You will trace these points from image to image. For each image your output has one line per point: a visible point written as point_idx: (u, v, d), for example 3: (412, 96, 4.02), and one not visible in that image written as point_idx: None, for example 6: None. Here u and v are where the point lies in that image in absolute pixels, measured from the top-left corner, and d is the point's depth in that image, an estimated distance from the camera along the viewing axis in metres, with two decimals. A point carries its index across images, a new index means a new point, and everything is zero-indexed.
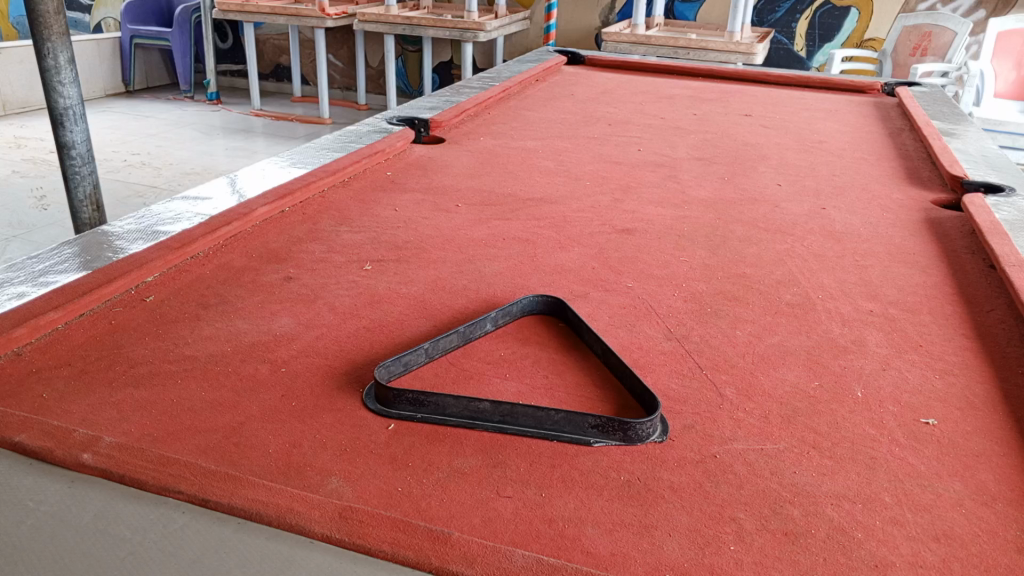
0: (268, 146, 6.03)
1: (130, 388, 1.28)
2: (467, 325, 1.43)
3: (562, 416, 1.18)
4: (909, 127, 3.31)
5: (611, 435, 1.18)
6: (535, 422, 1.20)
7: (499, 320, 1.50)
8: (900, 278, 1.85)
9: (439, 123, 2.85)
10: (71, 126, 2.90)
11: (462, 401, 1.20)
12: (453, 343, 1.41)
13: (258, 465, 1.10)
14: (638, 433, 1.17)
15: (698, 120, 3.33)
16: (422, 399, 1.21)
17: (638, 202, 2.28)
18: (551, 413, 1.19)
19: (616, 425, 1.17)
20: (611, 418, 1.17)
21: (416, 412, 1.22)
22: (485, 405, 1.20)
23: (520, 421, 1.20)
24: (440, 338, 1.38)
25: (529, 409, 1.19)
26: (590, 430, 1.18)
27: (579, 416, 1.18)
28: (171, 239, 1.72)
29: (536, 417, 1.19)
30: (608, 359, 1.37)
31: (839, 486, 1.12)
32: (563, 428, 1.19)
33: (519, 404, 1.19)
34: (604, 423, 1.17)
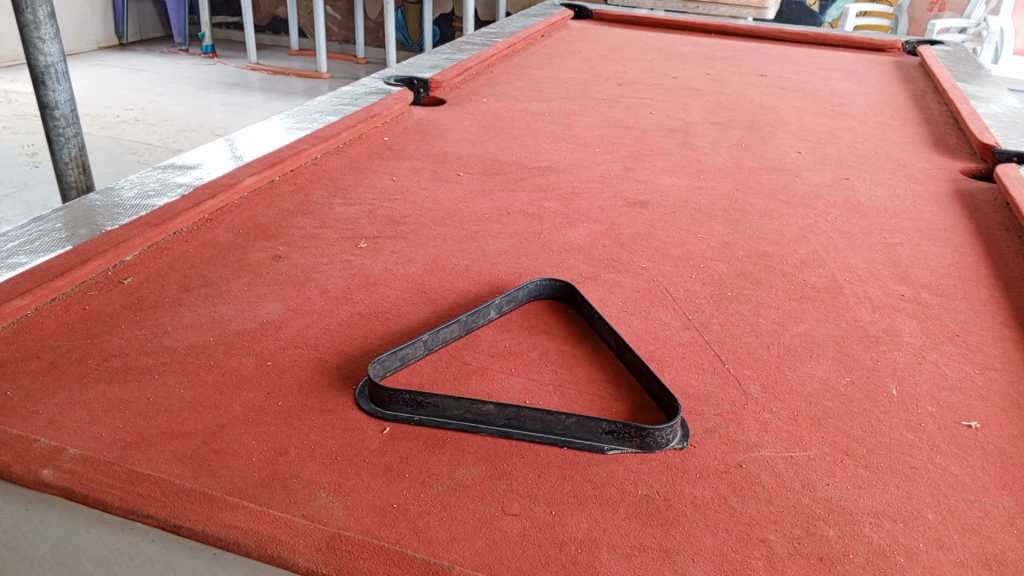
0: (264, 101, 5.83)
1: (102, 384, 1.17)
2: (469, 314, 1.32)
3: (573, 421, 1.07)
4: (933, 89, 3.14)
5: (626, 442, 1.08)
6: (544, 427, 1.09)
7: (504, 307, 1.39)
8: (931, 258, 1.73)
9: (440, 84, 2.70)
10: (53, 86, 2.62)
11: (463, 403, 1.10)
12: (454, 333, 1.31)
13: (239, 477, 1.00)
14: (656, 441, 1.07)
15: (712, 80, 3.17)
16: (420, 400, 1.11)
17: (651, 171, 2.14)
18: (561, 418, 1.08)
19: (633, 432, 1.07)
20: (627, 424, 1.06)
21: (414, 414, 1.12)
22: (488, 407, 1.09)
23: (527, 425, 1.09)
24: (439, 329, 1.27)
25: (536, 413, 1.08)
26: (604, 436, 1.08)
27: (591, 421, 1.07)
28: (151, 214, 1.60)
29: (544, 421, 1.09)
30: (622, 353, 1.27)
31: (877, 501, 1.02)
32: (575, 434, 1.09)
33: (526, 407, 1.08)
34: (619, 429, 1.06)
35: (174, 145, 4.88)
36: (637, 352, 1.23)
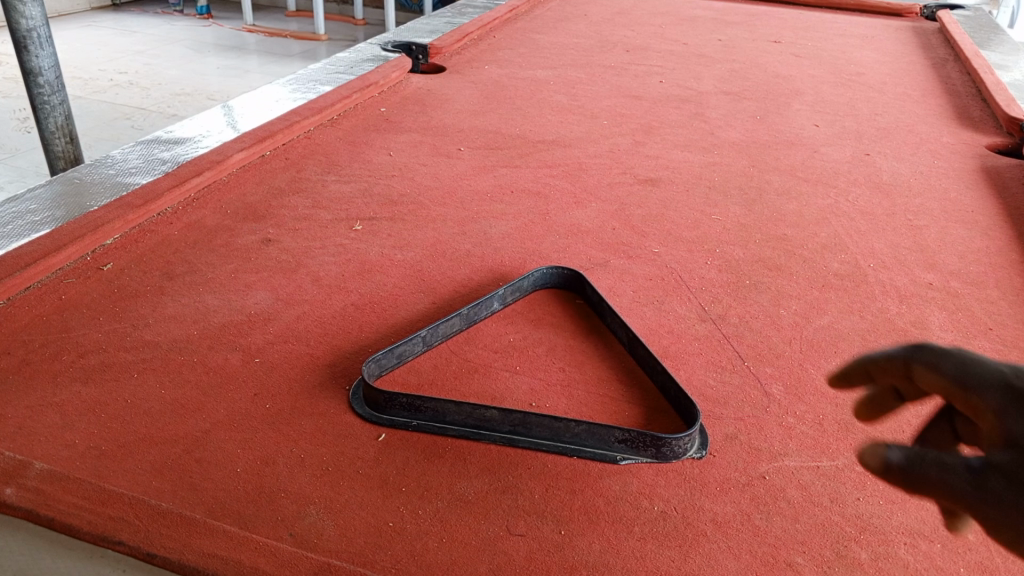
0: (259, 64, 5.64)
1: (76, 384, 1.09)
2: (471, 306, 1.23)
3: (583, 428, 0.99)
4: (954, 56, 3.01)
5: (641, 452, 1.00)
6: (552, 434, 1.01)
7: (508, 298, 1.30)
8: (959, 242, 1.63)
9: (439, 50, 2.57)
10: (37, 52, 2.41)
11: (465, 408, 1.01)
12: (454, 327, 1.22)
13: (222, 491, 0.93)
14: (673, 450, 0.99)
15: (724, 47, 3.03)
16: (418, 404, 1.02)
17: (662, 145, 2.04)
18: (571, 425, 1.00)
19: (648, 441, 0.99)
20: (643, 432, 0.98)
21: (411, 418, 1.03)
22: (491, 412, 1.01)
23: (533, 432, 1.01)
24: (439, 324, 1.18)
25: (544, 419, 1.00)
26: (616, 445, 1.00)
27: (603, 429, 0.99)
28: (133, 194, 1.50)
29: (552, 429, 1.00)
30: (635, 349, 1.18)
31: (912, 519, 0.95)
32: (585, 442, 1.00)
33: (532, 414, 1.00)
34: (634, 438, 0.98)
35: (168, 109, 4.71)
36: (651, 349, 1.14)
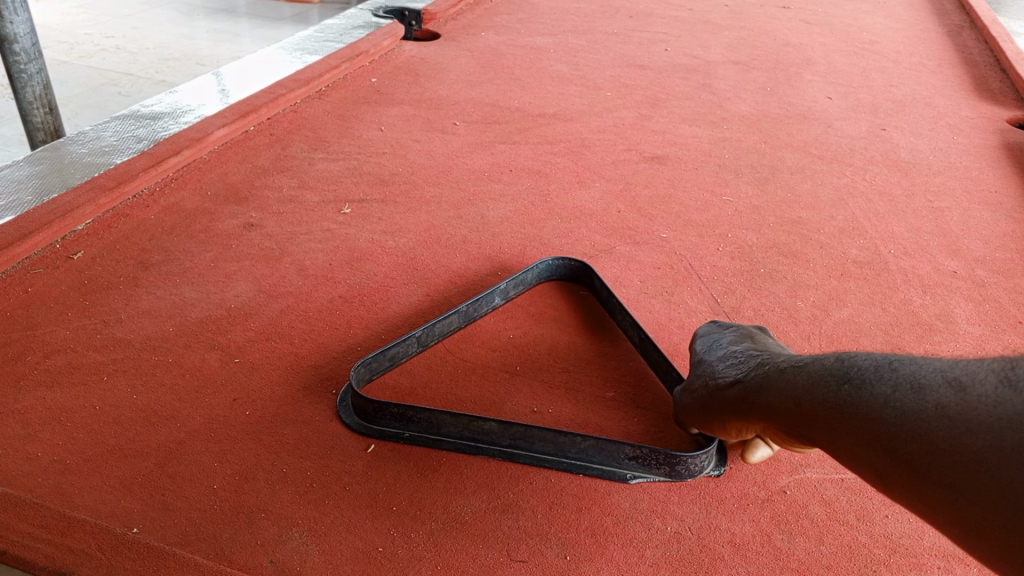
0: (249, 27, 5.41)
1: (42, 389, 1.00)
2: (470, 303, 1.14)
3: (590, 444, 0.91)
4: (970, 19, 2.86)
5: (653, 469, 0.91)
6: (555, 449, 0.92)
7: (511, 293, 1.22)
8: (982, 226, 1.55)
9: (433, 15, 2.43)
10: (12, 17, 2.13)
11: (461, 420, 0.92)
12: (452, 325, 1.13)
13: (197, 512, 0.85)
14: (688, 468, 0.91)
15: (732, 13, 2.89)
16: (410, 415, 0.93)
17: (668, 119, 1.93)
18: (576, 440, 0.91)
19: (662, 458, 0.90)
20: (656, 450, 0.90)
21: (403, 429, 0.95)
22: (490, 425, 0.92)
23: (536, 446, 0.93)
24: (435, 322, 1.09)
25: (547, 433, 0.91)
26: (626, 462, 0.92)
27: (612, 445, 0.90)
28: (106, 176, 1.39)
29: (555, 443, 0.92)
30: (647, 351, 1.10)
31: (946, 539, 0.88)
32: (593, 458, 0.92)
33: (534, 428, 0.91)
34: (646, 454, 0.90)
35: (157, 74, 4.53)
36: (664, 352, 1.06)
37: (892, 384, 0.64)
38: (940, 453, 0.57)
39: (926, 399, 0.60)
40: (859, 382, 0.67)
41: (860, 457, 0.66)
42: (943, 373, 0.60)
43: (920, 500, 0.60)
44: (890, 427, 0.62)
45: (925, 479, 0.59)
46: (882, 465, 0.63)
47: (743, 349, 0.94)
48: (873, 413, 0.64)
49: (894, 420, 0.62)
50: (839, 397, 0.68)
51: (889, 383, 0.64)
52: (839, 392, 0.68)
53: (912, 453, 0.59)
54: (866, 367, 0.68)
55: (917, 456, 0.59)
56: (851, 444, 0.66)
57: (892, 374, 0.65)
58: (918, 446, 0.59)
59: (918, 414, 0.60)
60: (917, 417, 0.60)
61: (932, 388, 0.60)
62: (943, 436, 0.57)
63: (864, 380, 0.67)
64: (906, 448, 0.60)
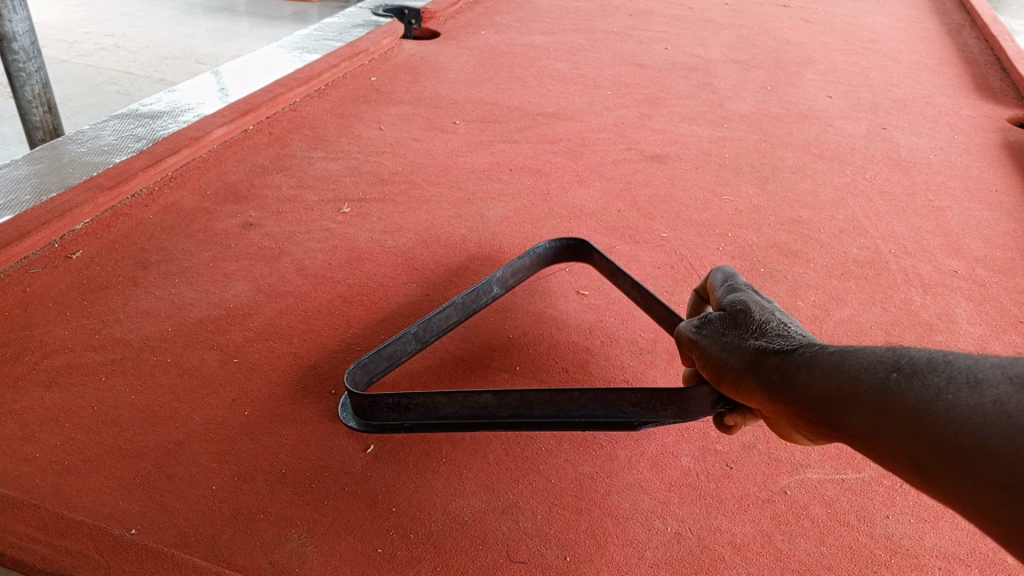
0: (248, 26, 5.40)
1: (40, 389, 1.00)
2: (466, 294, 1.12)
3: (589, 397, 0.87)
4: (970, 17, 2.86)
5: (661, 413, 0.87)
6: (557, 410, 0.88)
7: (509, 280, 1.21)
8: (983, 225, 1.54)
9: (433, 14, 2.43)
10: (11, 17, 2.11)
11: (456, 398, 0.88)
12: (450, 318, 1.11)
13: (196, 512, 0.85)
14: (697, 405, 0.85)
15: (732, 11, 2.89)
16: (406, 403, 0.89)
17: (669, 117, 1.93)
18: (574, 394, 0.88)
19: (666, 400, 0.85)
20: (656, 391, 0.85)
21: (403, 419, 0.91)
22: (485, 397, 0.88)
23: (537, 411, 0.89)
24: (431, 317, 1.07)
25: (544, 393, 0.88)
26: (631, 410, 0.88)
27: (611, 394, 0.87)
28: (104, 175, 1.39)
29: (556, 403, 0.88)
30: (649, 307, 1.10)
31: (947, 540, 0.87)
32: (596, 412, 0.88)
33: (530, 389, 0.88)
34: (648, 399, 0.86)
35: (156, 72, 4.52)
36: (667, 305, 1.07)
37: (947, 375, 0.57)
38: (994, 454, 0.51)
39: (983, 395, 0.54)
40: (912, 370, 0.59)
41: (896, 451, 0.59)
42: (1004, 368, 0.54)
43: (964, 502, 0.53)
44: (939, 420, 0.56)
45: (976, 479, 0.52)
46: (924, 462, 0.56)
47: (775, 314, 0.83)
48: (921, 405, 0.57)
49: (944, 414, 0.55)
50: (887, 385, 0.60)
51: (945, 373, 0.57)
52: (885, 380, 0.61)
53: (967, 452, 0.53)
54: (919, 358, 0.60)
55: (969, 456, 0.53)
56: (891, 436, 0.59)
57: (949, 366, 0.58)
58: (969, 443, 0.53)
59: (973, 410, 0.54)
60: (972, 414, 0.53)
61: (991, 383, 0.54)
62: (1004, 436, 0.51)
63: (918, 369, 0.59)
64: (960, 446, 0.54)
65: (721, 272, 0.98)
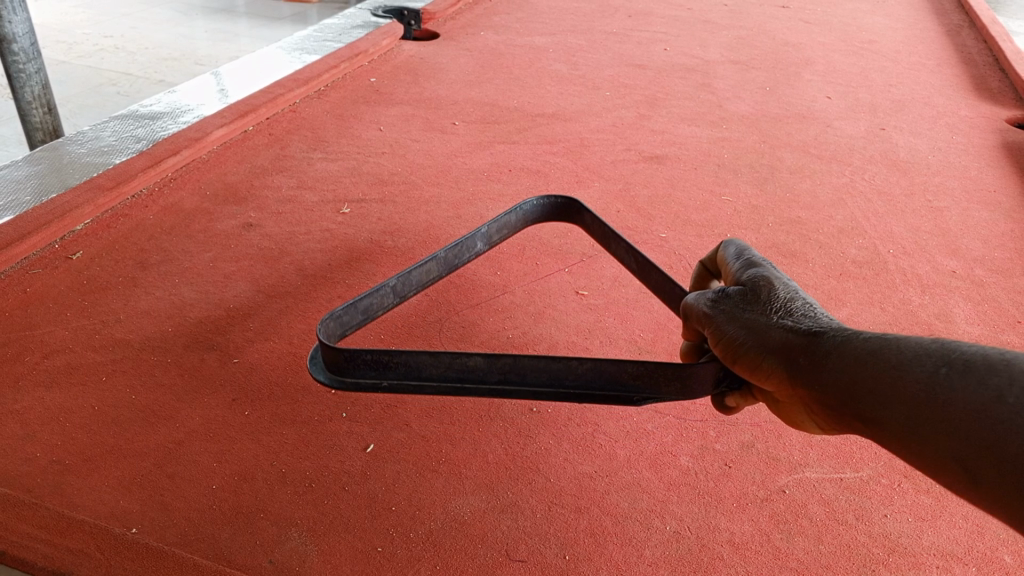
0: (248, 26, 5.40)
1: (40, 389, 1.00)
2: (449, 249, 1.09)
3: (589, 368, 0.78)
4: (968, 18, 2.86)
5: (663, 389, 0.78)
6: (551, 379, 0.79)
7: (492, 236, 1.19)
8: (982, 226, 1.55)
9: (433, 15, 2.43)
10: (11, 18, 2.12)
11: (443, 358, 0.79)
12: (430, 274, 1.08)
13: (197, 511, 0.85)
14: (700, 382, 0.78)
15: (731, 12, 2.89)
16: (386, 360, 0.79)
17: (668, 118, 1.94)
18: (572, 364, 0.78)
19: (670, 375, 0.77)
20: (663, 364, 0.77)
21: (381, 378, 0.81)
22: (475, 359, 0.79)
23: (528, 378, 0.80)
24: (411, 271, 1.02)
25: (539, 360, 0.79)
26: (631, 384, 0.79)
27: (613, 365, 0.77)
28: (105, 176, 1.39)
29: (550, 371, 0.79)
30: (647, 275, 1.05)
31: (945, 539, 0.88)
32: (593, 384, 0.79)
33: (524, 355, 0.78)
34: (651, 372, 0.77)
35: (156, 73, 4.52)
36: (665, 273, 1.02)
37: (1003, 375, 0.55)
38: None
39: None
40: (964, 367, 0.57)
41: (942, 452, 0.57)
42: None
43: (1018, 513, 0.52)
44: (997, 426, 0.54)
45: None
46: (975, 468, 0.55)
47: (795, 292, 0.79)
48: (977, 407, 0.55)
49: (1003, 419, 0.54)
50: (936, 381, 0.58)
51: (1004, 373, 0.55)
52: (934, 374, 0.58)
53: None
54: (970, 353, 0.58)
55: None
56: (939, 438, 0.57)
57: (1006, 364, 0.55)
58: None
59: None
60: None
61: None
62: None
63: (971, 365, 0.57)
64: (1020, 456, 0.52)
65: (732, 245, 0.92)
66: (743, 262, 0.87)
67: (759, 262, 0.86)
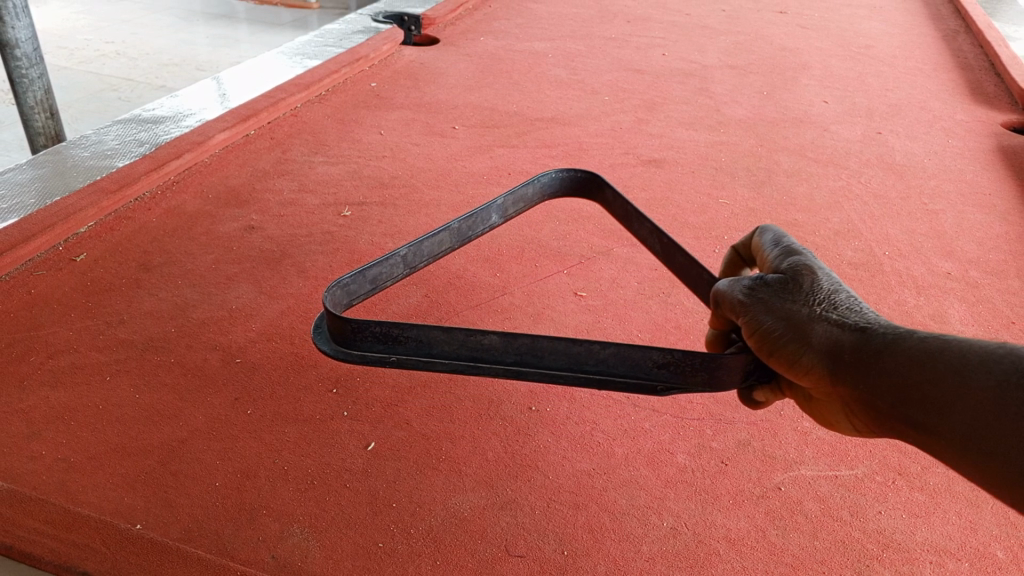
0: (249, 32, 5.43)
1: (45, 389, 1.02)
2: (462, 220, 1.08)
3: (611, 352, 0.77)
4: (964, 24, 2.89)
5: (689, 379, 0.76)
6: (570, 362, 0.78)
7: (508, 209, 1.18)
8: (977, 228, 1.56)
9: (433, 20, 2.45)
10: (14, 24, 2.14)
11: (457, 335, 0.78)
12: (443, 245, 1.06)
13: (201, 507, 0.86)
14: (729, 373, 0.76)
15: (729, 17, 2.91)
16: (395, 334, 0.79)
17: (666, 122, 1.95)
18: (594, 348, 0.77)
19: (697, 365, 0.75)
20: (691, 353, 0.75)
21: (389, 353, 0.81)
22: (490, 338, 0.78)
23: (546, 360, 0.79)
24: (422, 241, 1.01)
25: (559, 343, 0.77)
26: (655, 371, 0.77)
27: (637, 351, 0.76)
28: (108, 179, 1.41)
29: (570, 355, 0.78)
30: (672, 257, 1.03)
31: (938, 535, 0.89)
32: (615, 369, 0.78)
33: (543, 336, 0.77)
34: (680, 360, 0.75)
35: (157, 79, 4.54)
36: (692, 255, 1.00)
37: None
38: None
39: None
40: None
41: (1001, 462, 0.58)
42: None
43: None
44: None
45: None
46: None
47: (836, 285, 0.78)
48: None
49: None
50: (1002, 390, 0.58)
51: None
52: (1000, 383, 0.59)
53: None
54: None
55: None
56: (1001, 447, 0.58)
57: None
58: None
59: None
60: None
61: None
62: None
63: None
64: None
65: (771, 234, 0.91)
66: (783, 252, 0.86)
67: (798, 252, 0.85)
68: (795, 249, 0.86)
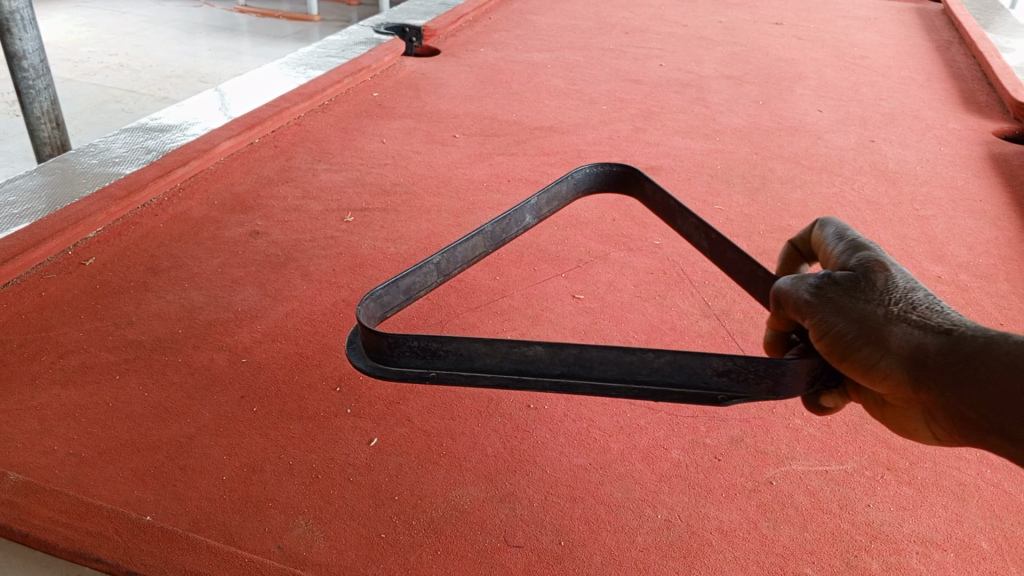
0: (251, 44, 5.49)
1: (56, 387, 1.04)
2: (495, 222, 1.03)
3: (667, 361, 0.71)
4: (958, 35, 2.93)
5: (752, 387, 0.71)
6: (622, 372, 0.73)
7: (542, 209, 1.14)
8: (967, 233, 1.59)
9: (433, 31, 2.49)
10: (20, 35, 2.18)
11: (499, 347, 0.74)
12: (478, 248, 1.02)
13: (209, 499, 0.89)
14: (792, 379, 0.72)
15: (726, 29, 2.96)
16: (434, 348, 0.75)
17: (662, 131, 1.99)
18: (647, 356, 0.71)
19: (761, 372, 0.70)
20: (754, 359, 0.70)
21: (428, 367, 0.76)
22: (535, 349, 0.73)
23: (597, 371, 0.74)
24: (456, 245, 0.97)
25: (610, 352, 0.72)
26: (714, 380, 0.72)
27: (695, 359, 0.70)
28: (116, 186, 1.44)
29: (622, 365, 0.73)
30: (721, 252, 1.04)
31: (925, 527, 0.91)
32: (672, 380, 0.72)
33: (592, 346, 0.72)
34: (741, 368, 0.70)
35: (159, 91, 4.59)
36: (743, 250, 1.00)
37: None
38: None
39: None
40: None
41: None
42: None
43: None
44: None
45: None
46: None
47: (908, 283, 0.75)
48: None
49: None
50: None
51: None
52: None
53: None
54: None
55: None
56: None
57: None
58: None
59: None
60: None
61: None
62: None
63: None
64: None
65: (832, 227, 0.90)
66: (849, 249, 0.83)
67: (864, 249, 0.82)
68: (862, 246, 0.83)
